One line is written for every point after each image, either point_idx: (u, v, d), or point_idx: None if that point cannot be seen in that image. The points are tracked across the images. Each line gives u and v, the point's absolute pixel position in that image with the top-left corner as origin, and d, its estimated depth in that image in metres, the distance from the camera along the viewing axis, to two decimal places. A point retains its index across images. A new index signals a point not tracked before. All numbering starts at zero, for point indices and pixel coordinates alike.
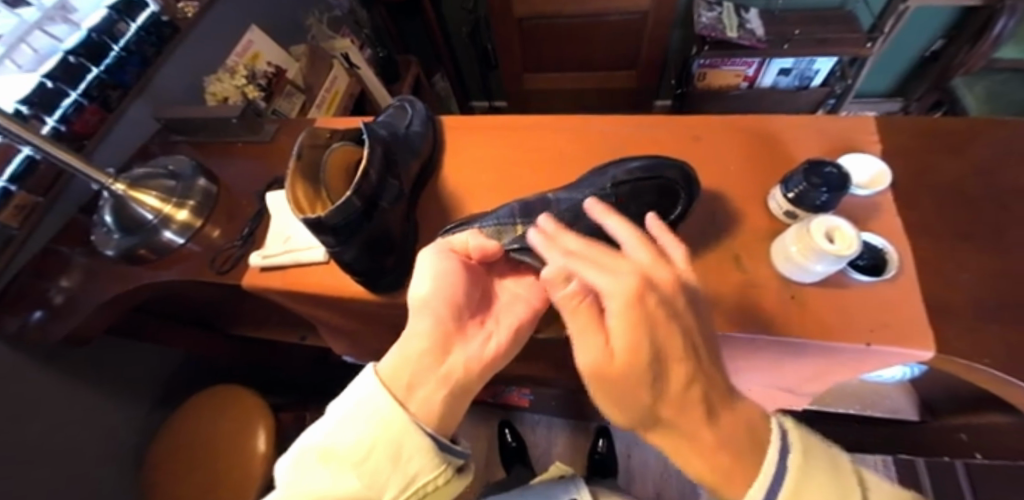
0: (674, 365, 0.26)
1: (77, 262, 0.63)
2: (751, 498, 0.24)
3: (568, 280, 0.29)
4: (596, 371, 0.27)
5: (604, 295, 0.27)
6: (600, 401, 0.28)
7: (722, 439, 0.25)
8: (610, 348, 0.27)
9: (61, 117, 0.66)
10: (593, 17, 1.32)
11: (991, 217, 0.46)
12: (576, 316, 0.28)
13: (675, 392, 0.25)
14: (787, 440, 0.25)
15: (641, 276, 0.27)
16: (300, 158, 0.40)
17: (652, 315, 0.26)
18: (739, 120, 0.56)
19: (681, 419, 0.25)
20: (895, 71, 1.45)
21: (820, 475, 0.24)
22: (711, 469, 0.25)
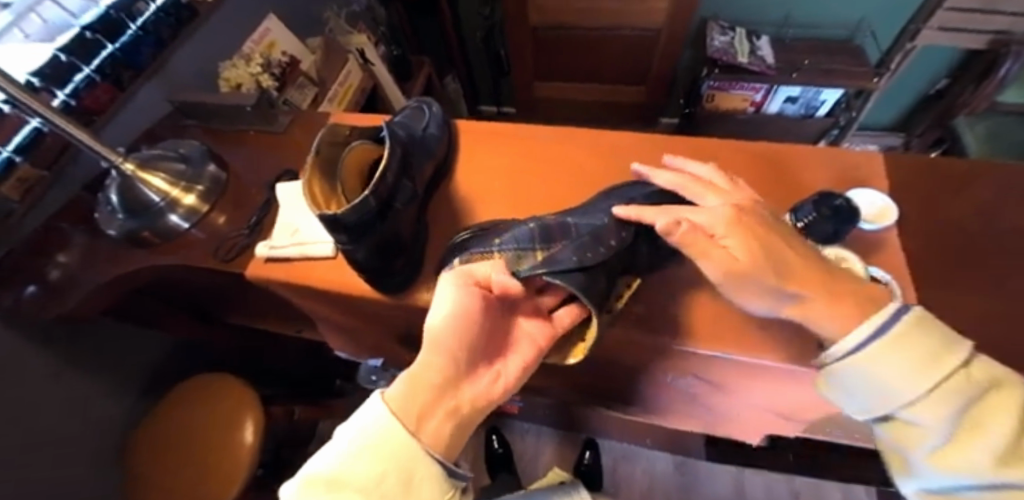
0: (777, 247, 0.36)
1: (77, 241, 0.62)
2: (848, 337, 0.35)
3: (679, 223, 0.37)
4: (731, 270, 0.36)
5: (711, 224, 0.37)
6: (733, 291, 0.38)
7: (839, 292, 0.36)
8: (734, 252, 0.36)
9: (73, 91, 0.65)
10: (608, 31, 1.33)
11: (991, 258, 0.47)
12: (695, 246, 0.37)
13: (807, 271, 0.36)
14: (901, 313, 0.35)
15: (734, 205, 0.39)
16: (318, 153, 0.40)
17: (755, 222, 0.37)
18: (751, 146, 0.57)
19: (812, 279, 0.36)
20: (898, 106, 1.47)
21: (918, 337, 0.34)
22: (844, 319, 0.35)
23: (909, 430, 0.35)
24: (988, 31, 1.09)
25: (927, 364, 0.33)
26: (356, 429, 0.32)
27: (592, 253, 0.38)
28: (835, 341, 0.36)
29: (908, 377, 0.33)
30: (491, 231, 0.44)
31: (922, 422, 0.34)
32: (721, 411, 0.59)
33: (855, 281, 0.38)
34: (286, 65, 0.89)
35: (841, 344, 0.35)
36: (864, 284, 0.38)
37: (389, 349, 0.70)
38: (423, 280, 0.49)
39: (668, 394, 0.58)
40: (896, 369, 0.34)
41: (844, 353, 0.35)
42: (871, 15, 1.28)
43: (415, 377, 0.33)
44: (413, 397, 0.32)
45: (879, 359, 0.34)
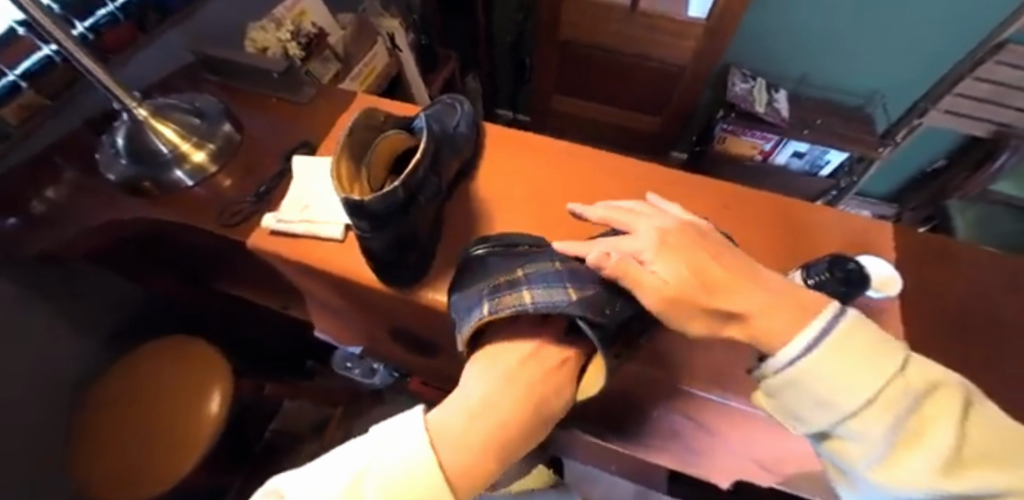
0: (705, 269, 0.37)
1: (68, 176, 0.60)
2: (786, 348, 0.34)
3: (610, 254, 0.39)
4: (665, 291, 0.37)
5: (640, 251, 0.39)
6: (671, 320, 0.38)
7: (800, 300, 0.35)
8: (668, 277, 0.37)
9: (92, 26, 0.62)
10: (634, 59, 1.34)
11: (984, 342, 0.49)
12: (628, 274, 0.38)
13: (720, 276, 0.37)
14: (836, 321, 0.34)
15: (660, 230, 0.40)
16: (351, 134, 0.40)
17: (680, 240, 0.39)
18: (770, 197, 0.58)
19: (726, 292, 0.36)
20: (897, 178, 1.52)
21: (852, 340, 0.33)
22: (770, 319, 0.35)
23: (849, 447, 0.35)
24: (992, 120, 1.14)
25: (855, 368, 0.32)
26: (396, 477, 0.33)
27: (615, 308, 0.40)
28: (776, 352, 0.35)
29: (843, 390, 0.32)
30: (516, 251, 0.45)
31: (860, 436, 0.33)
32: (701, 452, 0.59)
33: (788, 284, 0.37)
34: (314, 36, 0.88)
35: (782, 353, 0.34)
36: (798, 287, 0.37)
37: (377, 339, 0.68)
38: (430, 278, 0.48)
39: (652, 427, 0.58)
40: (831, 378, 0.33)
41: (785, 363, 0.34)
42: (886, 87, 1.33)
43: (485, 445, 0.37)
44: (478, 462, 0.36)
45: (827, 372, 0.33)
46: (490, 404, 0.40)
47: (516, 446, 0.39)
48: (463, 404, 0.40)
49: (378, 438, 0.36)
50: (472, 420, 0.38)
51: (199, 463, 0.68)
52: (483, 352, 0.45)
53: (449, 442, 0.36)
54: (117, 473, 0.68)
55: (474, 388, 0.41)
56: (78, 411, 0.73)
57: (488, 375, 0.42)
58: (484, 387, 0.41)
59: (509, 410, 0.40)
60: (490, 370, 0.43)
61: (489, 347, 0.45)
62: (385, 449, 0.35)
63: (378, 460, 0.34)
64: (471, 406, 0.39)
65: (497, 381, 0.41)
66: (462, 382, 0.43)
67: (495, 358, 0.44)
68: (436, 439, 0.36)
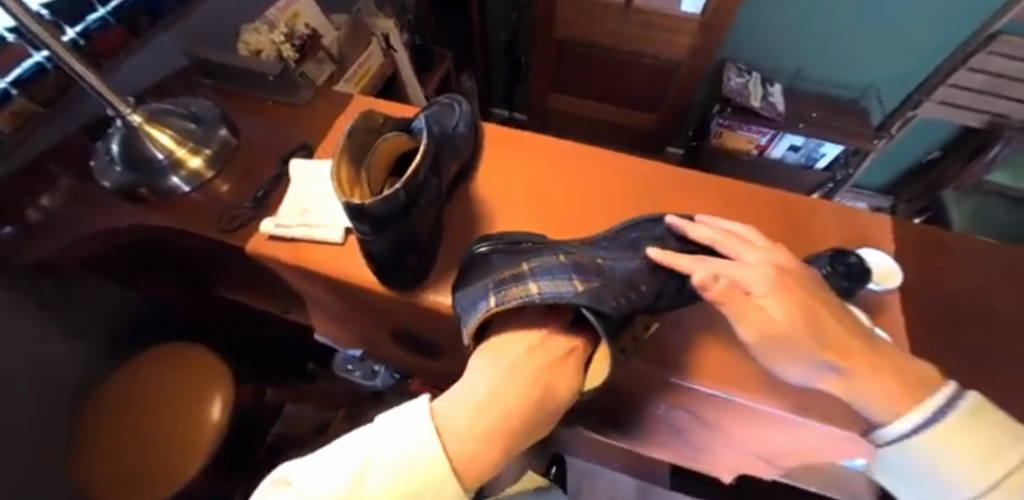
0: (829, 323, 0.38)
1: (63, 184, 0.60)
2: (909, 416, 0.35)
3: (717, 277, 0.39)
4: (769, 332, 0.38)
5: (745, 283, 0.39)
6: (763, 350, 0.39)
7: (909, 379, 0.36)
8: (770, 312, 0.38)
9: (83, 31, 0.61)
10: (630, 56, 1.34)
11: (984, 333, 0.49)
12: (734, 302, 0.39)
13: (835, 337, 0.37)
14: (958, 403, 0.35)
15: (773, 264, 0.40)
16: (351, 137, 0.39)
17: (792, 280, 0.39)
18: (770, 193, 0.58)
19: (849, 350, 0.37)
20: (892, 170, 1.53)
21: (986, 426, 0.34)
22: (877, 387, 0.36)
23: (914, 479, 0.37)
24: (983, 110, 1.14)
25: (986, 452, 0.33)
26: (401, 472, 0.33)
27: (625, 299, 0.41)
28: (893, 419, 0.36)
29: (965, 465, 0.34)
30: (520, 247, 0.45)
31: None
32: (704, 447, 0.59)
33: (904, 356, 0.38)
34: (308, 38, 0.88)
35: (902, 421, 0.35)
36: (888, 350, 0.39)
37: (378, 342, 0.68)
38: (431, 280, 0.48)
39: (656, 424, 0.57)
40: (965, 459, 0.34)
41: (903, 432, 0.36)
42: (880, 80, 1.33)
43: (490, 432, 0.36)
44: (483, 451, 0.35)
45: (938, 448, 0.35)
46: (496, 391, 0.39)
47: (521, 435, 0.39)
48: (469, 392, 0.39)
49: (381, 429, 0.36)
50: (477, 408, 0.38)
51: (200, 471, 0.68)
52: (489, 343, 0.45)
53: (454, 430, 0.36)
54: (116, 480, 0.67)
55: (481, 377, 0.41)
56: (77, 420, 0.72)
57: (493, 365, 0.42)
58: (489, 376, 0.41)
59: (515, 398, 0.39)
60: (496, 360, 0.42)
61: (495, 337, 0.45)
62: (389, 441, 0.35)
63: (383, 453, 0.34)
64: (476, 397, 0.39)
65: (503, 370, 0.41)
66: (467, 371, 0.42)
67: (501, 349, 0.43)
68: (441, 428, 0.36)
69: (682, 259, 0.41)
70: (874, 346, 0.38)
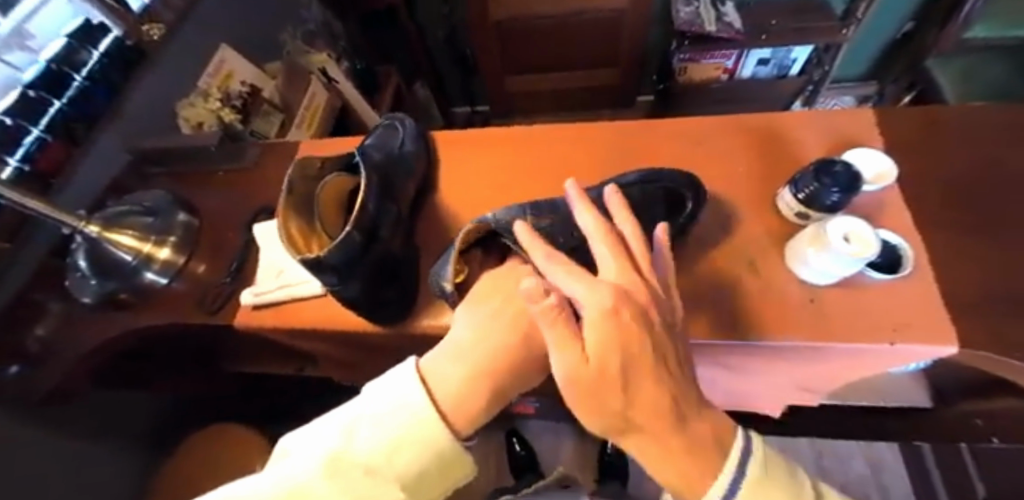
0: (647, 373, 0.25)
1: (52, 308, 0.59)
2: (712, 494, 0.26)
3: (547, 294, 0.28)
4: (571, 382, 0.26)
5: (581, 308, 0.27)
6: (574, 406, 0.27)
7: (688, 440, 0.26)
8: (586, 354, 0.25)
9: (24, 156, 0.61)
10: (572, 17, 1.31)
11: (996, 205, 0.47)
12: (554, 325, 0.27)
13: (647, 392, 0.25)
14: (749, 449, 0.28)
15: (616, 289, 0.28)
16: (291, 192, 0.38)
17: (632, 334, 0.26)
18: (739, 120, 0.55)
19: (652, 419, 0.25)
20: (869, 55, 1.46)
21: (777, 479, 0.28)
22: (671, 466, 0.26)
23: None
24: None
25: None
26: (390, 427, 0.28)
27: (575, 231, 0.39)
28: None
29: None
30: None
31: None
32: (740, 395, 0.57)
33: (704, 423, 0.27)
34: (247, 96, 0.88)
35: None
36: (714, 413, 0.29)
37: None
38: (418, 306, 0.47)
39: None
40: None
41: None
42: None
43: (481, 374, 0.31)
44: (476, 398, 0.30)
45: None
46: (484, 328, 0.34)
47: (519, 377, 0.34)
48: (456, 337, 0.34)
49: (367, 391, 0.31)
50: (465, 350, 0.32)
51: None
52: (479, 285, 0.39)
53: (443, 376, 0.31)
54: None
55: (469, 319, 0.35)
56: None
57: (483, 304, 0.36)
58: (480, 316, 0.35)
59: (508, 334, 0.33)
60: (486, 300, 0.36)
61: (483, 279, 0.39)
62: (376, 399, 0.30)
63: (372, 410, 0.29)
64: (463, 345, 0.33)
65: (493, 307, 0.35)
66: (455, 317, 0.37)
67: (490, 288, 0.38)
68: (428, 377, 0.31)
69: (580, 210, 0.34)
70: (851, 239, 0.40)
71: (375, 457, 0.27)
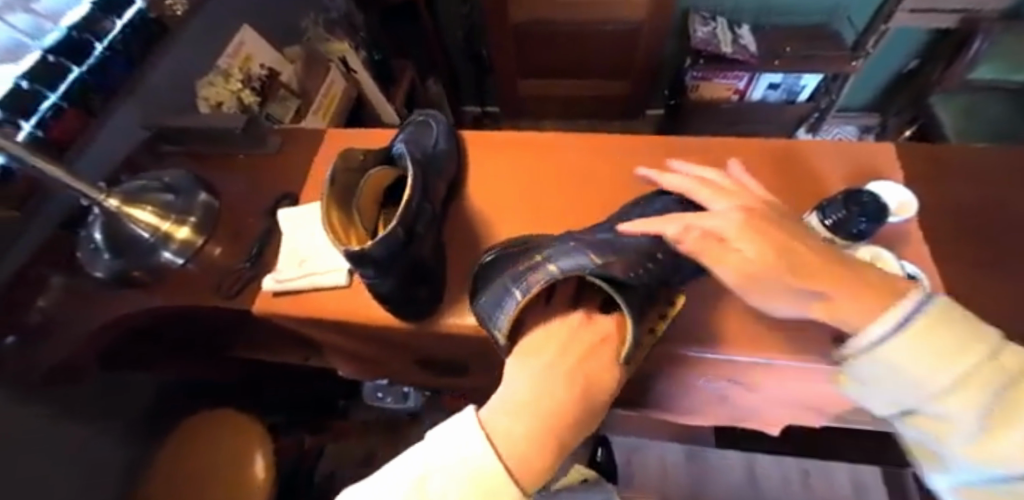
0: (810, 256, 0.36)
1: (58, 281, 0.58)
2: (870, 327, 0.33)
3: (690, 230, 0.39)
4: (746, 275, 0.38)
5: (720, 228, 0.38)
6: (754, 295, 0.39)
7: (870, 286, 0.34)
8: (749, 251, 0.37)
9: (39, 122, 0.59)
10: (591, 27, 1.32)
11: (1008, 241, 0.48)
12: (706, 252, 0.38)
13: (818, 263, 0.36)
14: (924, 305, 0.32)
15: (741, 209, 0.40)
16: (334, 183, 0.37)
17: (767, 221, 0.38)
18: (765, 143, 0.56)
19: (833, 277, 0.35)
20: (874, 87, 1.50)
21: (947, 325, 0.31)
22: (864, 311, 0.33)
23: (934, 425, 0.33)
24: (955, 10, 1.13)
25: (956, 350, 0.31)
26: (460, 479, 0.31)
27: (639, 270, 0.39)
28: (858, 335, 0.34)
29: (927, 369, 0.31)
30: (515, 254, 0.43)
31: (952, 414, 0.31)
32: (747, 409, 0.57)
33: (879, 277, 0.36)
34: (265, 79, 0.88)
35: (864, 333, 0.33)
36: (890, 278, 0.36)
37: (403, 371, 0.67)
38: (444, 304, 0.47)
39: (699, 397, 0.56)
40: (925, 361, 0.31)
41: (865, 345, 0.33)
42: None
43: (544, 426, 0.34)
44: (538, 452, 0.32)
45: (906, 351, 0.32)
46: (542, 381, 0.37)
47: (573, 432, 0.36)
48: (514, 389, 0.37)
49: (434, 437, 0.33)
50: (524, 405, 0.35)
51: None
52: (529, 338, 0.42)
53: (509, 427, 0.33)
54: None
55: (523, 373, 0.38)
56: None
57: (535, 359, 0.39)
58: (534, 370, 0.38)
59: (563, 389, 0.36)
60: (537, 354, 0.40)
61: (532, 335, 0.42)
62: (441, 450, 0.32)
63: (443, 456, 0.32)
64: (521, 398, 0.35)
65: (546, 363, 0.38)
66: (508, 370, 0.40)
67: (540, 344, 0.41)
68: (491, 430, 0.33)
69: (666, 175, 0.47)
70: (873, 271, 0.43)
71: None
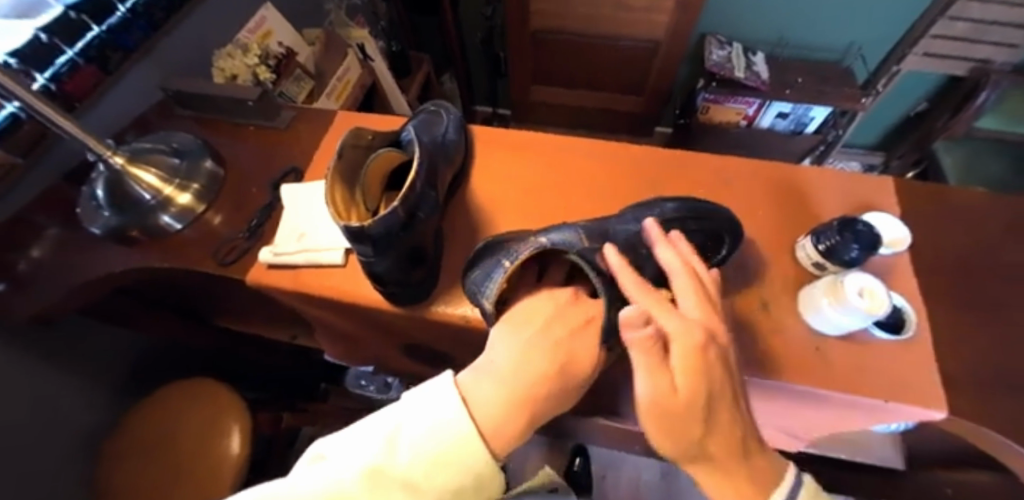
0: (725, 410, 0.32)
1: (55, 231, 0.58)
2: None
3: (645, 325, 0.34)
4: (658, 406, 0.32)
5: (672, 344, 0.33)
6: (651, 432, 0.33)
7: (751, 472, 0.32)
8: (676, 380, 0.32)
9: (54, 75, 0.60)
10: (606, 40, 1.34)
11: (998, 287, 0.49)
12: (647, 358, 0.33)
13: (725, 431, 0.32)
14: (796, 488, 0.33)
15: (704, 329, 0.34)
16: (341, 157, 0.38)
17: (710, 363, 0.33)
18: (770, 168, 0.57)
19: (725, 449, 0.32)
20: (880, 127, 1.52)
21: None
22: (734, 496, 0.32)
23: None
24: (968, 58, 1.15)
25: None
26: (432, 443, 0.30)
27: (632, 255, 0.41)
28: None
29: None
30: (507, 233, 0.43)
31: None
32: None
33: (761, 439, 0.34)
34: (283, 57, 0.87)
35: None
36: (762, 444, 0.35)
37: (390, 358, 0.67)
38: (438, 290, 0.47)
39: None
40: None
41: None
42: (861, 39, 1.31)
43: (517, 404, 0.33)
44: (514, 422, 0.32)
45: None
46: (522, 356, 0.35)
47: (551, 403, 0.35)
48: (492, 363, 0.35)
49: (410, 398, 0.33)
50: (504, 377, 0.34)
51: None
52: (517, 306, 0.40)
53: (481, 405, 0.32)
54: None
55: (504, 345, 0.36)
56: (92, 473, 0.70)
57: (517, 332, 0.37)
58: (516, 342, 0.36)
59: (541, 367, 0.34)
60: (523, 325, 0.38)
61: (520, 304, 0.40)
62: (419, 411, 0.32)
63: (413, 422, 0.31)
64: (502, 369, 0.34)
65: (529, 336, 0.36)
66: (489, 337, 0.38)
67: (525, 316, 0.38)
68: (468, 397, 0.33)
69: (660, 246, 0.40)
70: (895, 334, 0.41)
71: (415, 470, 0.29)
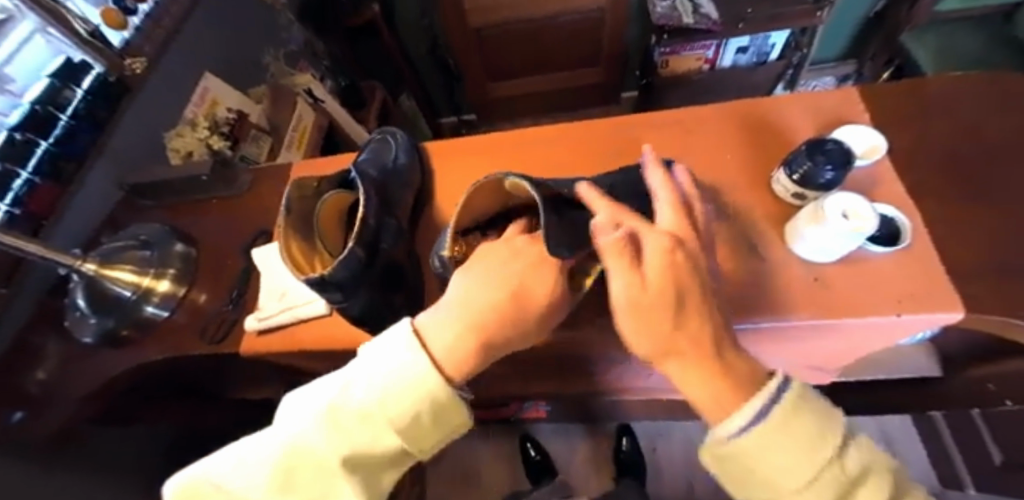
0: (695, 303, 0.29)
1: (52, 350, 0.58)
2: (731, 417, 0.27)
3: (617, 227, 0.32)
4: (629, 302, 0.29)
5: (644, 242, 0.30)
6: (626, 332, 0.30)
7: (723, 365, 0.28)
8: (645, 279, 0.29)
9: (14, 199, 0.61)
10: (549, 21, 1.32)
11: (985, 170, 0.47)
12: (623, 255, 0.30)
13: (697, 328, 0.28)
14: (777, 396, 0.27)
15: (672, 234, 0.32)
16: (289, 212, 0.37)
17: (688, 263, 0.30)
18: (732, 108, 0.55)
19: (695, 345, 0.28)
20: (843, 35, 1.49)
21: (799, 419, 0.27)
22: (704, 389, 0.28)
23: None
24: None
25: (805, 452, 0.26)
26: (383, 383, 0.29)
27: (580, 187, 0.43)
28: (719, 422, 0.28)
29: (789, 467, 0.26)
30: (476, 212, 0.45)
31: None
32: None
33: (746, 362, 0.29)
34: (234, 121, 0.88)
35: (724, 424, 0.27)
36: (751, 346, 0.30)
37: None
38: None
39: None
40: (780, 459, 0.26)
41: (726, 436, 0.27)
42: None
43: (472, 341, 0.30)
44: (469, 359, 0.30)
45: (759, 448, 0.27)
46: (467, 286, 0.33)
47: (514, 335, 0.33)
48: (451, 302, 0.33)
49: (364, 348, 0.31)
50: (460, 318, 0.31)
51: None
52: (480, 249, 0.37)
53: (436, 339, 0.31)
54: None
55: (463, 286, 0.33)
56: None
57: (474, 271, 0.34)
58: (475, 281, 0.33)
59: (494, 302, 0.32)
60: (484, 262, 0.35)
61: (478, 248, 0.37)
62: (372, 359, 0.30)
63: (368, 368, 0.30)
64: (457, 309, 0.32)
65: (490, 272, 0.34)
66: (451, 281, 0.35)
67: (485, 255, 0.36)
68: (425, 338, 0.31)
69: (651, 172, 0.38)
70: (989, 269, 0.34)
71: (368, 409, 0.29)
